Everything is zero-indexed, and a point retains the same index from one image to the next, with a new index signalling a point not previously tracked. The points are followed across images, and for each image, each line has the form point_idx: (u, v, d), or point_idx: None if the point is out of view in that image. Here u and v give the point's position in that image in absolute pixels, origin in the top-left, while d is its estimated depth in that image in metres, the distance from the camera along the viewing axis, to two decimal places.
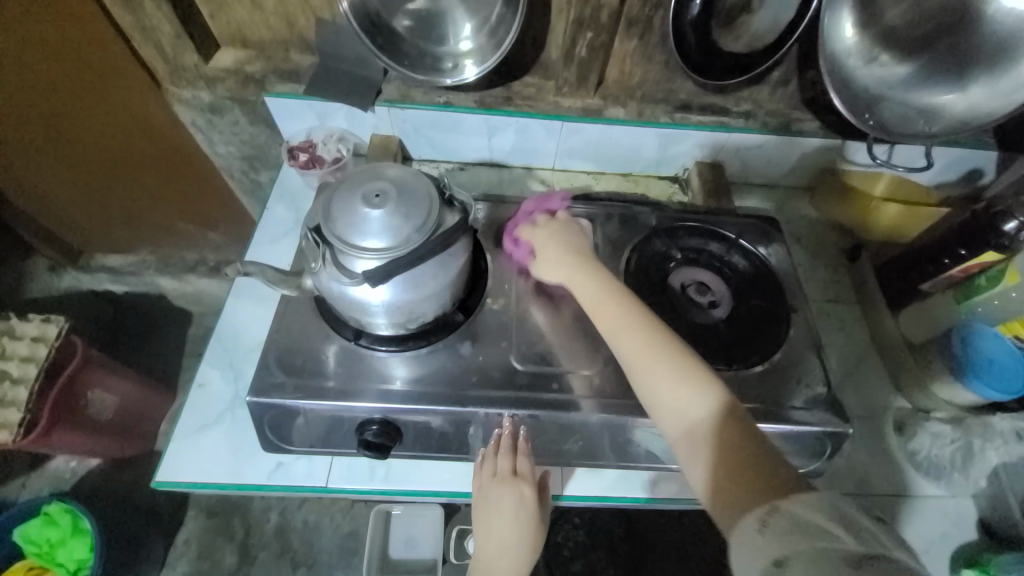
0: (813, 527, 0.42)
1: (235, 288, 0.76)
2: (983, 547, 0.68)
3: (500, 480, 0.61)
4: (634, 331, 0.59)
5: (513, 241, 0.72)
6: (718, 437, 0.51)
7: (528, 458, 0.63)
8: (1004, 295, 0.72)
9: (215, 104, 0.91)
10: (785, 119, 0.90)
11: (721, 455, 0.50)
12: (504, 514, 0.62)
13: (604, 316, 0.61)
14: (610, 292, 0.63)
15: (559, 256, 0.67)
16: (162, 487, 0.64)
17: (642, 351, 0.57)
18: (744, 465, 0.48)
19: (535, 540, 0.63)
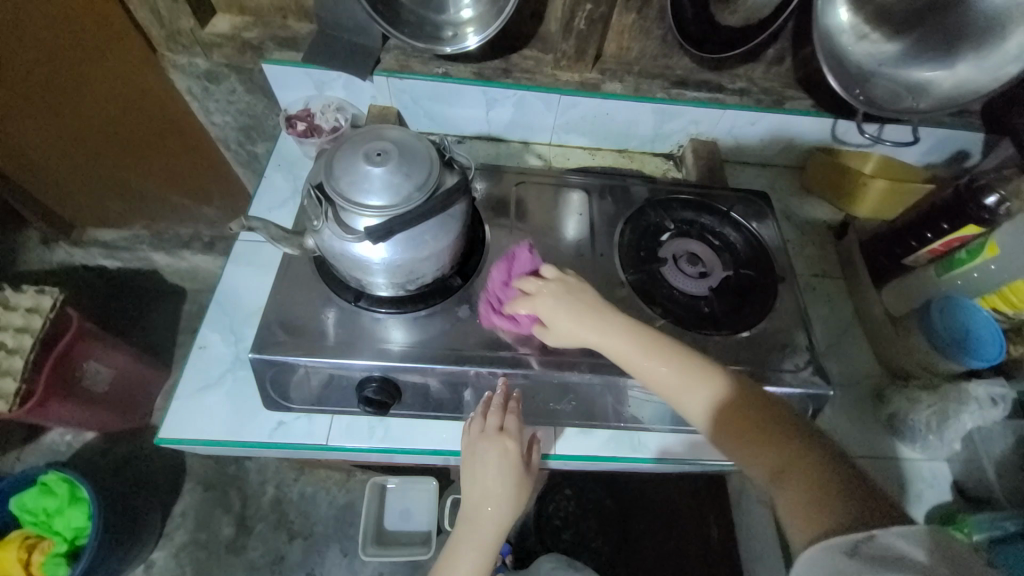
0: (909, 562, 0.43)
1: (234, 253, 0.76)
2: (953, 506, 0.72)
3: (486, 435, 0.64)
4: (690, 383, 0.60)
5: (508, 317, 0.66)
6: (801, 481, 0.53)
7: (517, 418, 0.64)
8: (984, 268, 0.73)
9: (211, 71, 0.91)
10: (778, 96, 0.92)
11: (810, 499, 0.51)
12: (488, 469, 0.64)
13: (645, 369, 0.61)
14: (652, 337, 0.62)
15: (574, 323, 0.62)
16: (163, 444, 0.66)
17: (706, 411, 0.58)
18: (835, 505, 0.50)
19: (517, 497, 0.65)
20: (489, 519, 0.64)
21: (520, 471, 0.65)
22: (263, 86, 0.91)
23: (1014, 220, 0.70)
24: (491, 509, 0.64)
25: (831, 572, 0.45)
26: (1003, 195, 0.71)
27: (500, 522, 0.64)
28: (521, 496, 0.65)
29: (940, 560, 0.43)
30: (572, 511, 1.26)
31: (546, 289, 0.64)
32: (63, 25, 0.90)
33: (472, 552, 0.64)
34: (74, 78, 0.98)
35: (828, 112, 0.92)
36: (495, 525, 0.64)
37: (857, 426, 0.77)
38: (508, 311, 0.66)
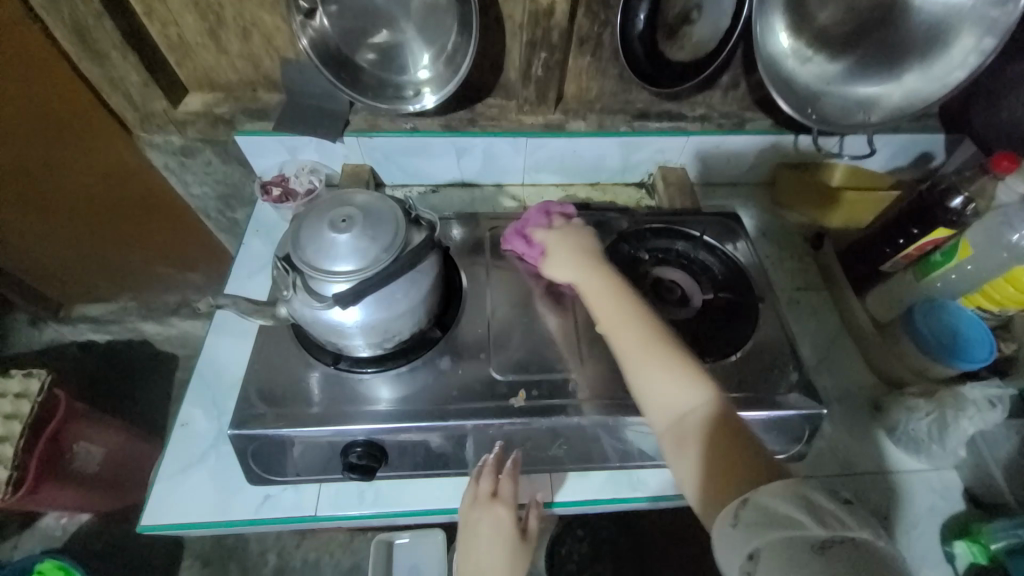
0: (784, 519, 0.42)
1: (214, 323, 0.76)
2: (968, 516, 0.70)
3: (479, 501, 0.62)
4: (633, 328, 0.62)
5: (525, 241, 0.75)
6: (707, 435, 0.53)
7: (512, 483, 0.63)
8: (960, 269, 0.74)
9: (185, 146, 0.94)
10: (739, 119, 0.95)
11: (709, 450, 0.52)
12: (481, 537, 0.63)
13: (603, 311, 0.65)
14: (617, 292, 0.66)
15: (569, 257, 0.70)
16: (147, 531, 0.63)
17: (640, 356, 0.60)
18: (731, 462, 0.50)
19: (512, 568, 0.63)
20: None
21: (514, 539, 0.63)
22: (238, 155, 0.94)
23: (981, 220, 0.71)
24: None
25: (722, 543, 0.44)
26: (969, 196, 0.72)
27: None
28: (518, 564, 0.64)
29: (807, 513, 0.42)
30: (586, 554, 1.23)
31: (565, 227, 0.74)
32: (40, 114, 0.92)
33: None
34: (53, 162, 1.00)
35: (788, 129, 0.94)
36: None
37: (859, 440, 0.75)
38: (529, 235, 0.75)
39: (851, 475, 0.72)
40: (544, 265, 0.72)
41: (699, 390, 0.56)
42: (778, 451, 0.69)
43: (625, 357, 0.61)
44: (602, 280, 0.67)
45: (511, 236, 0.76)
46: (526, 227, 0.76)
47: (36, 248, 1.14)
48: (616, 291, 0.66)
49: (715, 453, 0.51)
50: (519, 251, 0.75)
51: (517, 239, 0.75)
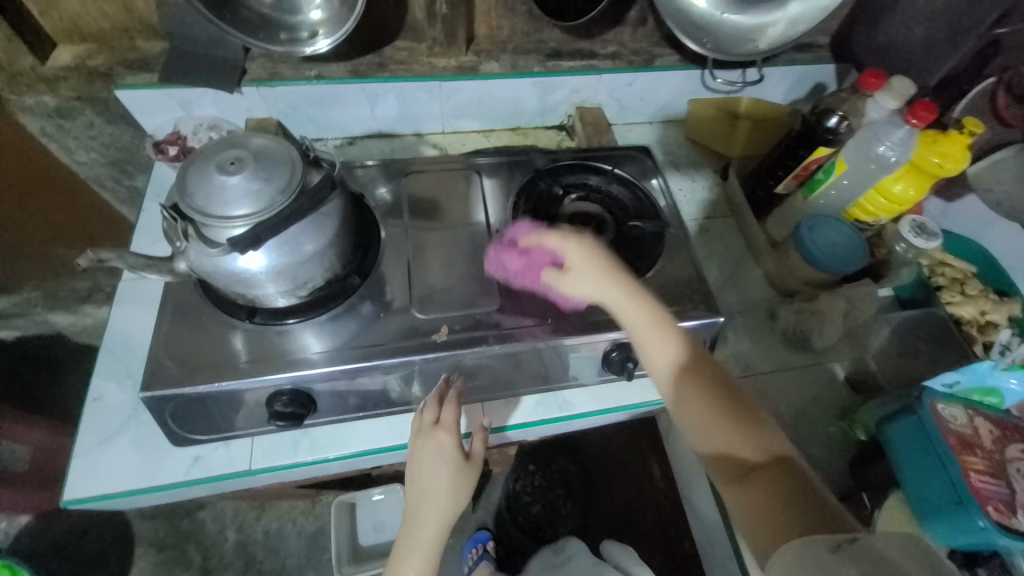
0: (890, 561, 0.43)
1: (118, 295, 0.72)
2: (848, 400, 0.80)
3: (422, 430, 0.65)
4: (686, 375, 0.61)
5: (522, 252, 0.70)
6: (772, 482, 0.54)
7: (453, 411, 0.65)
8: (838, 184, 0.82)
9: (62, 108, 0.83)
10: (648, 55, 0.96)
11: (778, 498, 0.53)
12: (424, 466, 0.65)
13: (654, 346, 0.62)
14: (666, 326, 0.62)
15: (592, 278, 0.64)
16: (71, 506, 0.62)
17: (697, 399, 0.59)
18: (799, 509, 0.52)
19: (455, 493, 0.65)
20: (432, 515, 0.65)
21: (458, 465, 0.65)
22: (125, 115, 0.86)
23: (854, 136, 0.79)
24: (433, 505, 0.64)
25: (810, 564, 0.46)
26: (842, 115, 0.81)
27: (443, 517, 0.65)
28: (462, 489, 0.66)
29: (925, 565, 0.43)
30: (539, 485, 1.32)
31: (579, 237, 0.66)
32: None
33: (419, 550, 0.64)
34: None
35: (695, 64, 0.97)
36: (436, 520, 0.64)
37: (759, 346, 0.84)
38: (525, 247, 0.70)
39: (751, 376, 0.81)
40: (556, 285, 0.67)
41: (754, 437, 0.57)
42: None
43: (678, 404, 0.61)
44: (647, 312, 0.62)
45: (503, 247, 0.72)
46: (523, 237, 0.70)
47: None
48: (668, 328, 0.62)
49: (784, 501, 0.52)
50: (517, 262, 0.70)
51: (510, 253, 0.70)
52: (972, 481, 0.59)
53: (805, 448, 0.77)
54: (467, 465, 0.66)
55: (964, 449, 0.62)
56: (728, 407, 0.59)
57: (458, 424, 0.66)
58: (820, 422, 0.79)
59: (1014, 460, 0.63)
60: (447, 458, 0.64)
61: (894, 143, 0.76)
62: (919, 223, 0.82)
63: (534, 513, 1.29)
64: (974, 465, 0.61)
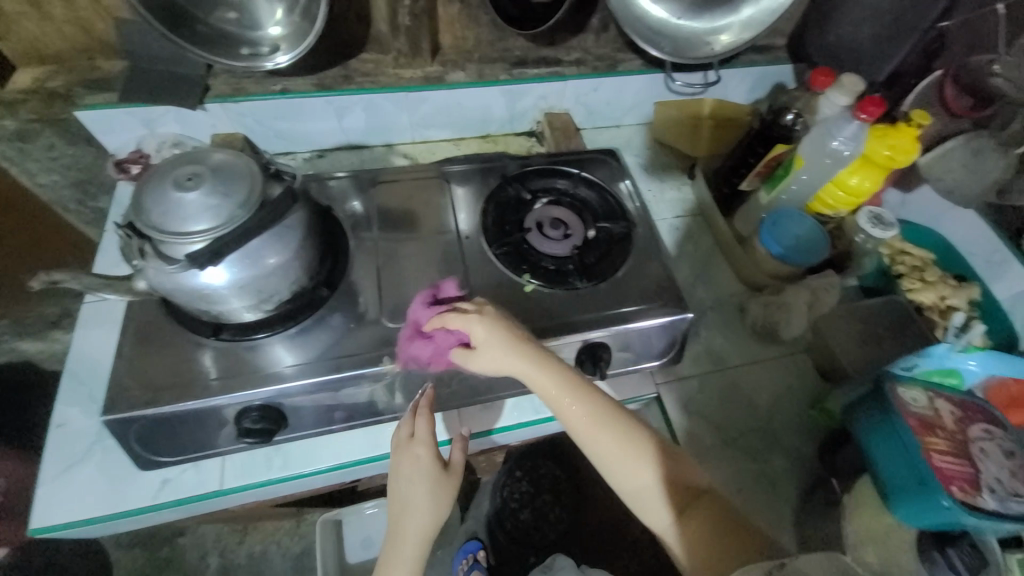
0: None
1: (81, 319, 0.70)
2: (819, 389, 0.82)
3: (398, 445, 0.65)
4: (607, 427, 0.63)
5: (426, 339, 0.64)
6: (704, 514, 0.60)
7: (427, 424, 0.65)
8: (798, 179, 0.84)
9: (23, 131, 0.81)
10: (611, 60, 0.99)
11: (713, 528, 0.59)
12: (403, 478, 0.65)
13: (570, 409, 0.63)
14: (577, 384, 0.64)
15: (501, 354, 0.62)
16: (40, 534, 0.60)
17: (621, 455, 0.62)
18: (731, 537, 0.58)
19: (434, 505, 0.65)
20: (413, 527, 0.64)
21: (437, 476, 0.65)
22: (87, 136, 0.85)
23: (809, 133, 0.82)
24: (414, 518, 0.64)
25: None
26: (796, 113, 0.84)
27: (426, 527, 0.65)
28: (442, 500, 0.65)
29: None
30: (526, 491, 1.30)
31: (475, 313, 0.63)
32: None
33: (404, 562, 0.64)
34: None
35: (657, 67, 0.99)
36: (418, 532, 0.64)
37: (731, 340, 0.85)
38: (427, 332, 0.64)
39: (723, 370, 0.82)
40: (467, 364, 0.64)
41: (675, 473, 0.62)
42: (658, 357, 0.78)
43: (605, 459, 0.63)
44: (557, 377, 0.62)
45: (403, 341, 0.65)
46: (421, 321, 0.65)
47: None
48: (578, 390, 0.63)
49: (718, 530, 0.59)
50: (425, 350, 0.64)
51: (417, 342, 0.64)
52: (932, 461, 0.60)
53: (779, 438, 0.78)
54: (446, 476, 0.66)
55: (926, 430, 0.63)
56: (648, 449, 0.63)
57: (434, 437, 0.65)
58: (793, 411, 0.80)
59: (977, 440, 0.63)
60: (424, 471, 0.64)
61: (847, 138, 0.78)
62: (876, 214, 0.86)
63: (522, 519, 1.28)
64: (935, 445, 0.62)
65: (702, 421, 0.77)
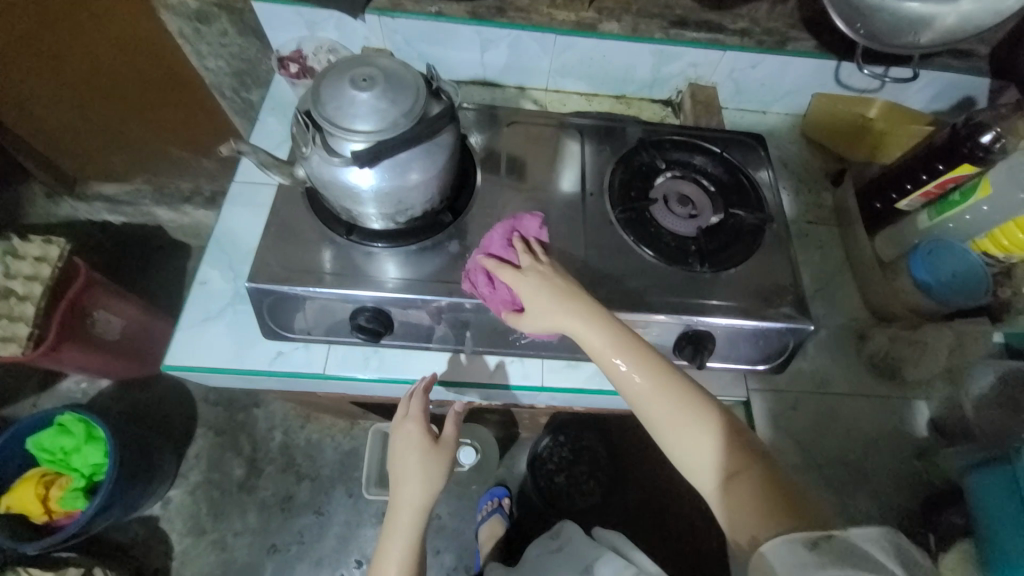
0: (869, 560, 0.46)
1: (230, 196, 0.78)
2: (928, 442, 0.75)
3: (393, 421, 0.70)
4: (655, 385, 0.59)
5: (490, 278, 0.64)
6: (751, 485, 0.54)
7: (420, 403, 0.69)
8: (976, 209, 0.73)
9: (201, 11, 0.89)
10: (782, 38, 0.87)
11: (757, 496, 0.53)
12: (397, 450, 0.69)
13: (612, 362, 0.60)
14: (623, 337, 0.60)
15: (554, 295, 0.61)
16: (171, 370, 0.69)
17: (664, 412, 0.58)
18: (776, 504, 0.53)
19: (426, 474, 0.68)
20: (408, 498, 0.68)
21: (425, 449, 0.69)
22: (255, 28, 0.91)
23: (1008, 159, 0.70)
24: (409, 488, 0.68)
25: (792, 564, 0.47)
26: (1000, 133, 0.69)
27: (421, 498, 0.68)
28: (434, 473, 0.69)
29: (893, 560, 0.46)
30: (565, 457, 1.35)
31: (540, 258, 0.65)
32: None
33: (401, 528, 0.67)
34: (69, 36, 1.02)
35: (831, 53, 0.88)
36: (412, 501, 0.67)
37: (839, 366, 0.79)
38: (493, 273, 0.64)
39: (823, 394, 0.77)
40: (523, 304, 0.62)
41: (733, 435, 0.58)
42: (758, 362, 0.74)
43: (650, 420, 0.59)
44: (602, 329, 0.60)
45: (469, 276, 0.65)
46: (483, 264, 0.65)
47: (62, 123, 1.20)
48: (625, 343, 0.60)
49: (762, 497, 0.53)
50: (489, 288, 0.64)
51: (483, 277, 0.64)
52: None
53: (867, 477, 0.73)
54: (436, 448, 0.70)
55: None
56: (703, 415, 0.58)
57: (425, 413, 0.70)
58: (892, 456, 0.74)
59: None
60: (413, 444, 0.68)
61: None
62: None
63: (555, 482, 1.33)
64: None
65: (787, 439, 0.74)
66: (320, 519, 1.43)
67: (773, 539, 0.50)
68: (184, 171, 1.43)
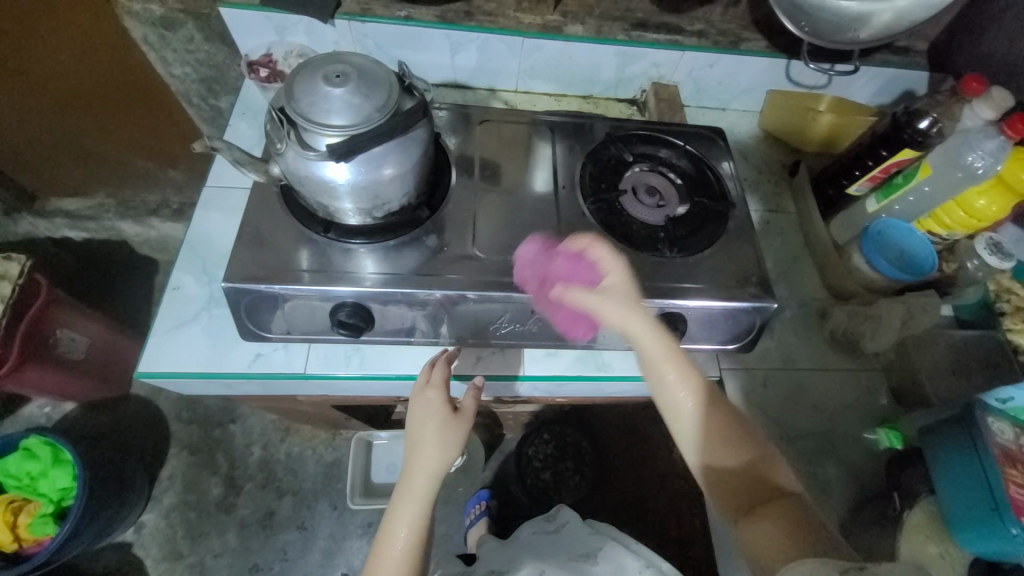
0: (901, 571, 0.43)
1: (202, 200, 0.77)
2: (889, 410, 0.79)
3: (414, 390, 0.70)
4: (699, 404, 0.63)
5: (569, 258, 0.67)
6: (776, 510, 0.58)
7: (442, 372, 0.69)
8: (918, 190, 0.79)
9: (167, 18, 0.88)
10: (735, 38, 0.94)
11: (785, 527, 0.56)
12: (416, 419, 0.69)
13: (668, 375, 0.63)
14: (678, 357, 0.63)
15: (619, 309, 0.62)
16: (144, 378, 0.68)
17: (702, 428, 0.63)
18: (807, 536, 0.55)
19: (443, 443, 0.68)
20: (424, 465, 0.67)
21: (446, 420, 0.69)
22: (223, 34, 0.91)
23: (943, 142, 0.76)
24: (426, 456, 0.67)
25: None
26: (936, 117, 0.76)
27: (435, 467, 0.67)
28: (451, 443, 0.69)
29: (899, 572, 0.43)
30: (551, 454, 1.36)
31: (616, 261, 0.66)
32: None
33: (410, 499, 0.67)
34: (24, 46, 0.99)
35: (782, 52, 0.94)
36: (427, 470, 0.67)
37: (805, 343, 0.83)
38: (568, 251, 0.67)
39: (792, 371, 0.81)
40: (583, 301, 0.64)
41: (765, 464, 0.62)
42: (729, 343, 0.77)
43: (685, 434, 0.63)
44: (660, 346, 0.63)
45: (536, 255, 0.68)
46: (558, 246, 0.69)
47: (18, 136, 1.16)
48: (681, 361, 0.63)
49: (791, 529, 0.56)
50: (565, 268, 0.66)
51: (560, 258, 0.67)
52: (1012, 494, 0.58)
53: (836, 446, 0.77)
54: (456, 418, 0.70)
55: (1006, 462, 0.60)
56: (736, 439, 0.62)
57: (446, 383, 0.70)
58: (858, 426, 0.78)
59: None
60: (434, 412, 0.68)
61: (986, 153, 0.72)
62: (995, 242, 0.79)
63: (542, 479, 1.34)
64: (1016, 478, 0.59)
65: (759, 414, 0.77)
66: (303, 534, 1.39)
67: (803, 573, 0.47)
68: (150, 184, 1.40)
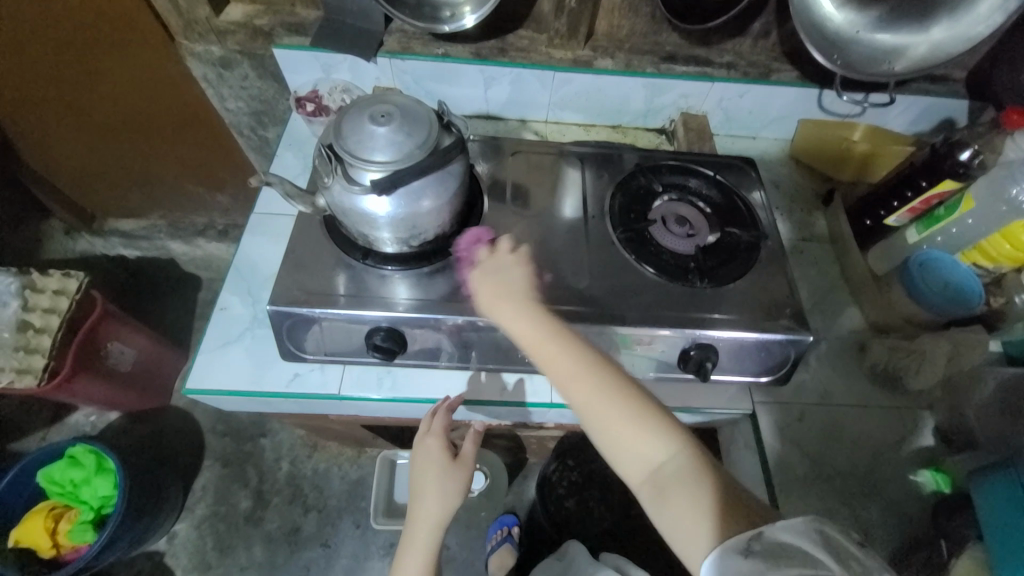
0: (797, 555, 0.43)
1: (251, 226, 0.82)
2: (936, 451, 0.75)
3: (417, 436, 0.73)
4: (588, 379, 0.57)
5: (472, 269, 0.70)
6: (687, 489, 0.51)
7: (442, 422, 0.71)
8: (961, 222, 0.77)
9: (225, 58, 0.97)
10: (765, 69, 0.95)
11: (698, 499, 0.51)
12: (419, 464, 0.73)
13: (549, 355, 0.59)
14: (552, 332, 0.60)
15: (494, 297, 0.62)
16: (190, 394, 0.71)
17: (593, 406, 0.57)
18: (723, 503, 0.50)
19: (444, 488, 0.73)
20: (427, 512, 0.73)
21: (446, 466, 0.73)
22: (275, 72, 0.98)
23: (986, 174, 0.74)
24: (429, 503, 0.72)
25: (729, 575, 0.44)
26: (977, 149, 0.74)
27: (435, 511, 0.72)
28: (451, 489, 0.73)
29: (825, 551, 0.43)
30: (575, 481, 1.34)
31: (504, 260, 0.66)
32: (70, 24, 0.99)
33: (424, 535, 0.72)
34: (94, 82, 1.09)
35: (814, 83, 0.95)
36: (430, 516, 0.72)
37: (841, 377, 0.81)
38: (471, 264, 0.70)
39: (827, 405, 0.78)
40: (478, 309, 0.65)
41: (667, 422, 0.56)
42: (761, 374, 0.76)
43: (580, 413, 0.58)
44: (532, 324, 0.60)
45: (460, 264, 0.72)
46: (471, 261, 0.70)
47: (85, 162, 1.27)
48: (553, 334, 0.60)
49: (708, 501, 0.50)
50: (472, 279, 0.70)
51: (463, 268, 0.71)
52: None
53: (877, 488, 0.73)
54: (455, 464, 0.74)
55: None
56: (634, 407, 0.56)
57: (446, 430, 0.72)
58: (901, 467, 0.74)
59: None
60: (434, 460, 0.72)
61: None
62: None
63: (565, 506, 1.31)
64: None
65: (793, 450, 0.75)
66: (326, 552, 1.40)
67: (717, 552, 0.46)
68: (197, 207, 1.49)
